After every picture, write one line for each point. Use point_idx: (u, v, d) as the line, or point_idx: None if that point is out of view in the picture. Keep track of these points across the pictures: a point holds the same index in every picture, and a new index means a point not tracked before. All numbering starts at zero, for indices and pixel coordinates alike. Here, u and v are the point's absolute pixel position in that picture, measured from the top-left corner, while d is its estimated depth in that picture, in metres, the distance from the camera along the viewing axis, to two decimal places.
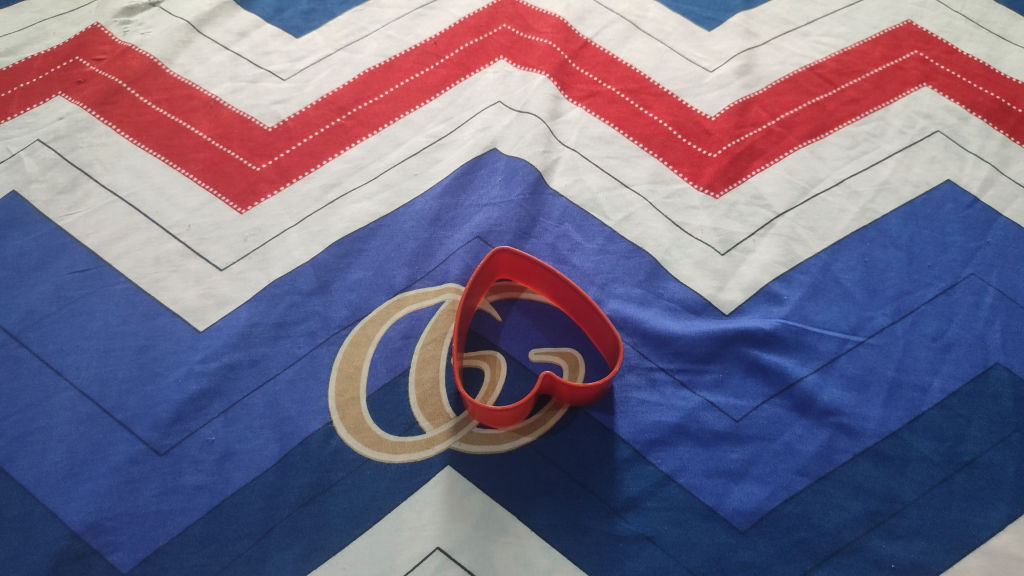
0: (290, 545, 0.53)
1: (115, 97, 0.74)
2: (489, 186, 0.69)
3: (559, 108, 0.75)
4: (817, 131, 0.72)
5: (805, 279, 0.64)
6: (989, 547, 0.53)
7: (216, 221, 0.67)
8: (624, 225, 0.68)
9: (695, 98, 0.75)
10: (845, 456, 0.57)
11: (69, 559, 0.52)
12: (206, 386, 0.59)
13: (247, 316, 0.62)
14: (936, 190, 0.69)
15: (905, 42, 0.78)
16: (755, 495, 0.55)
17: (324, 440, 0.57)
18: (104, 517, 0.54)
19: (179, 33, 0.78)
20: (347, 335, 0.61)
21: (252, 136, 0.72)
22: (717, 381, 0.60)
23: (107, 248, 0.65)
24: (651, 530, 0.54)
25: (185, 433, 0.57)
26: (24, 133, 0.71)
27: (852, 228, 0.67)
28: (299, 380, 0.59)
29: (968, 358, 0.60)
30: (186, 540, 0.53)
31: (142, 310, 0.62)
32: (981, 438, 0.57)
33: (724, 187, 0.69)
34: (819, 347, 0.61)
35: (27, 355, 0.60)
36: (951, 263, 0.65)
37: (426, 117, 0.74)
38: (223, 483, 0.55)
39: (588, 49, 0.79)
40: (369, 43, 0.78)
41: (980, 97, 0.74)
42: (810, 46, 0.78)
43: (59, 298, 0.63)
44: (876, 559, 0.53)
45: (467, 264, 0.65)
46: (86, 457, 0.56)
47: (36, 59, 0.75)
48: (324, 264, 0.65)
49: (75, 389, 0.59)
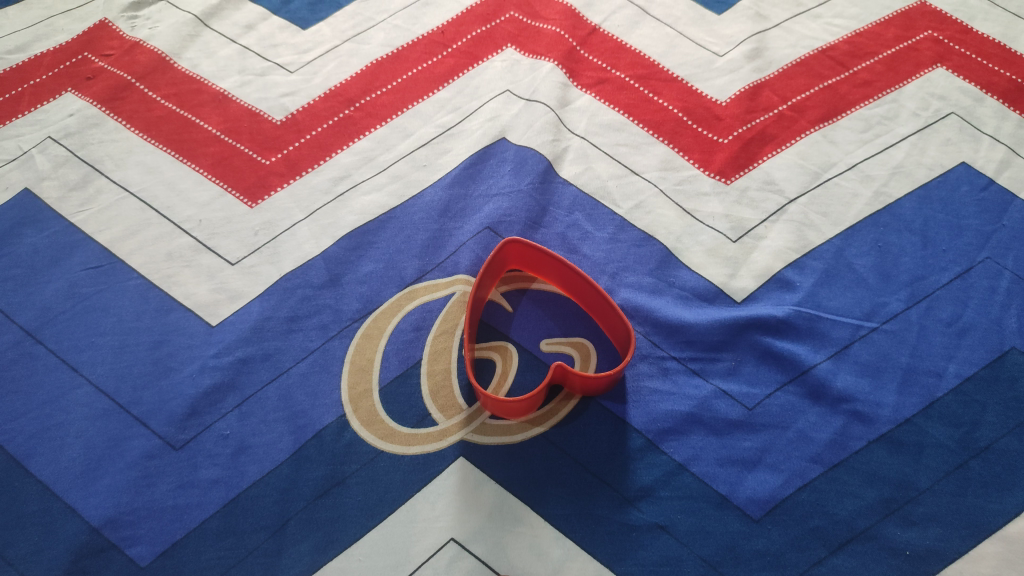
0: (305, 537, 0.54)
1: (124, 92, 0.74)
2: (498, 176, 0.69)
3: (568, 96, 0.74)
4: (830, 115, 0.71)
5: (818, 265, 0.64)
6: (1006, 534, 0.53)
7: (227, 215, 0.67)
8: (635, 214, 0.67)
9: (705, 83, 0.74)
10: (859, 444, 0.56)
11: (89, 553, 0.53)
12: (221, 380, 0.59)
13: (259, 310, 0.62)
14: (950, 172, 0.68)
15: (919, 22, 0.77)
16: (769, 483, 0.55)
17: (338, 433, 0.57)
18: (122, 512, 0.55)
19: (186, 27, 0.78)
20: (359, 328, 0.61)
21: (261, 129, 0.72)
22: (729, 369, 0.59)
23: (119, 244, 0.66)
24: (665, 519, 0.54)
25: (201, 427, 0.57)
26: (35, 130, 0.71)
27: (866, 212, 0.66)
28: (312, 373, 0.59)
29: (983, 343, 0.60)
30: (204, 533, 0.54)
31: (155, 305, 0.63)
32: (997, 424, 0.57)
33: (734, 173, 0.69)
34: (833, 333, 0.60)
35: (43, 352, 0.61)
36: (966, 247, 0.64)
37: (434, 107, 0.73)
38: (238, 477, 0.56)
39: (596, 35, 0.78)
40: (376, 34, 0.78)
41: (995, 77, 0.73)
42: (821, 28, 0.77)
43: (74, 295, 0.63)
44: (891, 546, 0.53)
45: (478, 255, 0.65)
46: (103, 452, 0.57)
47: (45, 56, 0.76)
48: (335, 257, 0.65)
49: (91, 384, 0.59)
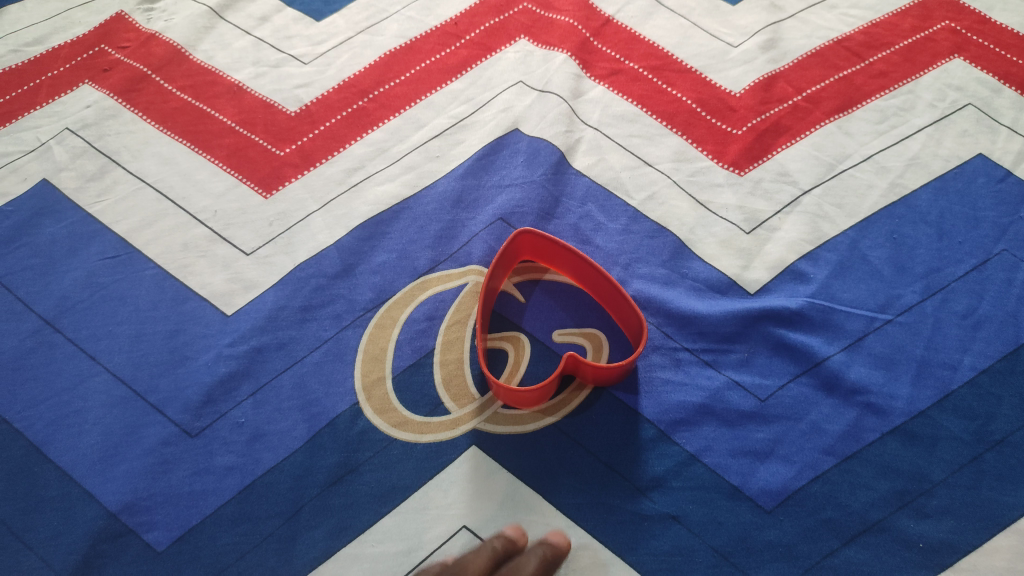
0: (319, 523, 0.54)
1: (140, 84, 0.74)
2: (511, 166, 0.69)
3: (581, 87, 0.74)
4: (845, 106, 0.71)
5: (832, 256, 0.63)
6: (1020, 527, 0.53)
7: (242, 206, 0.68)
8: (648, 205, 0.67)
9: (719, 74, 0.74)
10: (872, 436, 0.56)
11: (107, 537, 0.54)
12: (235, 368, 0.60)
13: (274, 299, 0.63)
14: (967, 164, 0.67)
15: (936, 12, 0.76)
16: (781, 474, 0.55)
17: (351, 420, 0.58)
18: (139, 498, 0.55)
19: (202, 19, 0.79)
20: (372, 317, 0.62)
21: (276, 121, 0.72)
22: (742, 360, 0.59)
23: (136, 234, 0.66)
24: (677, 509, 0.54)
25: (216, 415, 0.58)
26: (53, 122, 0.72)
27: (880, 204, 0.65)
28: (326, 362, 0.60)
29: (999, 335, 0.59)
30: (219, 519, 0.55)
31: (171, 295, 0.63)
32: (1012, 416, 0.56)
33: (749, 164, 0.68)
34: (847, 325, 0.60)
35: (62, 340, 0.62)
36: (982, 239, 0.64)
37: (448, 98, 0.74)
38: (253, 464, 0.56)
39: (609, 26, 0.78)
40: (389, 26, 0.78)
41: (1013, 68, 0.72)
42: (837, 18, 0.76)
43: (92, 284, 0.64)
44: (904, 539, 0.53)
45: (490, 246, 0.65)
46: (121, 439, 0.57)
47: (63, 48, 0.76)
48: (348, 247, 0.65)
49: (108, 372, 0.60)
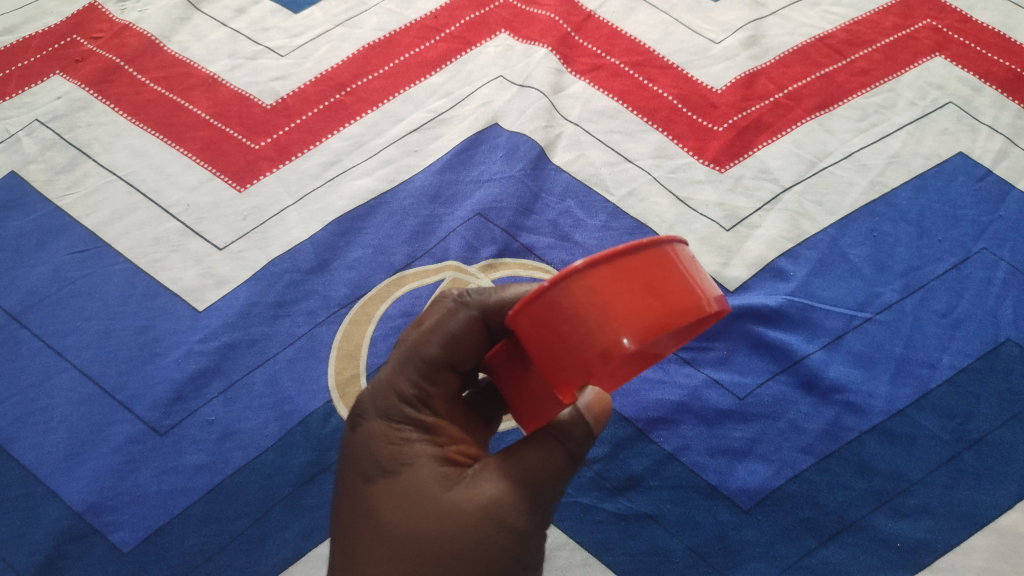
0: (290, 523, 0.53)
1: (112, 75, 0.73)
2: (490, 161, 0.69)
3: (562, 82, 0.73)
4: (826, 104, 0.70)
5: (812, 254, 0.63)
6: (998, 526, 0.52)
7: (215, 200, 0.66)
8: (628, 201, 0.66)
9: (700, 71, 0.73)
10: (851, 434, 0.56)
11: (71, 538, 0.53)
12: (206, 365, 0.58)
13: (246, 295, 0.62)
14: (947, 162, 0.67)
15: (917, 10, 0.76)
16: (759, 474, 0.54)
17: (325, 419, 0.56)
18: (105, 497, 0.54)
19: (177, 11, 0.77)
20: (347, 314, 0.61)
21: (250, 114, 0.71)
22: (721, 358, 0.59)
23: (106, 228, 0.65)
24: (654, 509, 0.54)
25: (185, 413, 0.57)
26: (22, 113, 0.71)
27: (861, 202, 0.65)
28: (299, 359, 0.59)
29: (978, 334, 0.59)
30: (188, 519, 0.53)
31: (141, 290, 0.62)
32: (990, 415, 0.56)
33: (729, 161, 0.68)
34: (826, 323, 0.60)
35: (28, 336, 0.60)
36: (962, 237, 0.63)
37: (427, 92, 0.72)
38: (223, 462, 0.55)
39: (591, 21, 0.77)
40: (368, 18, 0.77)
41: (994, 67, 0.72)
42: (819, 16, 0.76)
43: (60, 279, 0.62)
44: (882, 538, 0.52)
45: (468, 242, 0.64)
46: (87, 437, 0.56)
47: (33, 38, 0.75)
48: (324, 242, 0.64)
49: (75, 368, 0.59)
